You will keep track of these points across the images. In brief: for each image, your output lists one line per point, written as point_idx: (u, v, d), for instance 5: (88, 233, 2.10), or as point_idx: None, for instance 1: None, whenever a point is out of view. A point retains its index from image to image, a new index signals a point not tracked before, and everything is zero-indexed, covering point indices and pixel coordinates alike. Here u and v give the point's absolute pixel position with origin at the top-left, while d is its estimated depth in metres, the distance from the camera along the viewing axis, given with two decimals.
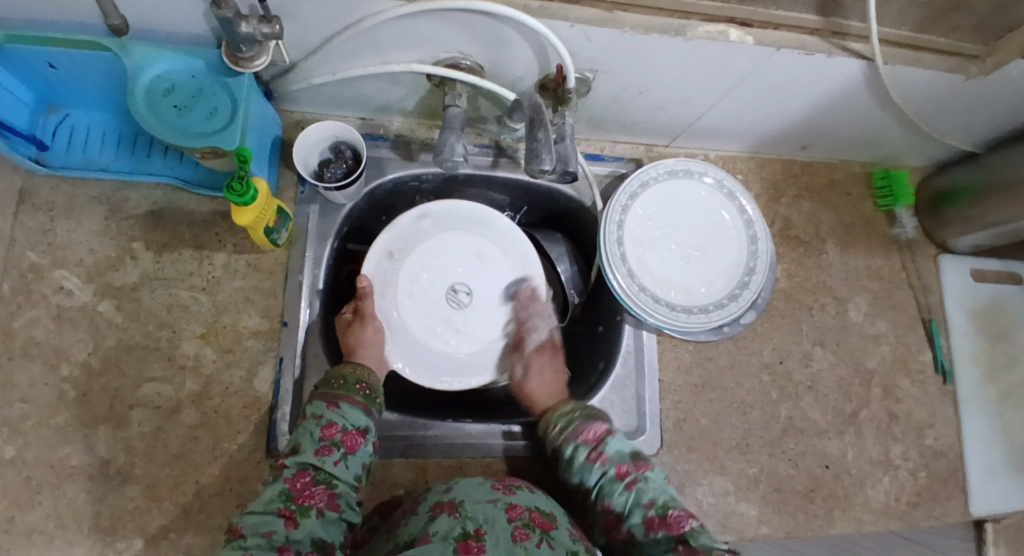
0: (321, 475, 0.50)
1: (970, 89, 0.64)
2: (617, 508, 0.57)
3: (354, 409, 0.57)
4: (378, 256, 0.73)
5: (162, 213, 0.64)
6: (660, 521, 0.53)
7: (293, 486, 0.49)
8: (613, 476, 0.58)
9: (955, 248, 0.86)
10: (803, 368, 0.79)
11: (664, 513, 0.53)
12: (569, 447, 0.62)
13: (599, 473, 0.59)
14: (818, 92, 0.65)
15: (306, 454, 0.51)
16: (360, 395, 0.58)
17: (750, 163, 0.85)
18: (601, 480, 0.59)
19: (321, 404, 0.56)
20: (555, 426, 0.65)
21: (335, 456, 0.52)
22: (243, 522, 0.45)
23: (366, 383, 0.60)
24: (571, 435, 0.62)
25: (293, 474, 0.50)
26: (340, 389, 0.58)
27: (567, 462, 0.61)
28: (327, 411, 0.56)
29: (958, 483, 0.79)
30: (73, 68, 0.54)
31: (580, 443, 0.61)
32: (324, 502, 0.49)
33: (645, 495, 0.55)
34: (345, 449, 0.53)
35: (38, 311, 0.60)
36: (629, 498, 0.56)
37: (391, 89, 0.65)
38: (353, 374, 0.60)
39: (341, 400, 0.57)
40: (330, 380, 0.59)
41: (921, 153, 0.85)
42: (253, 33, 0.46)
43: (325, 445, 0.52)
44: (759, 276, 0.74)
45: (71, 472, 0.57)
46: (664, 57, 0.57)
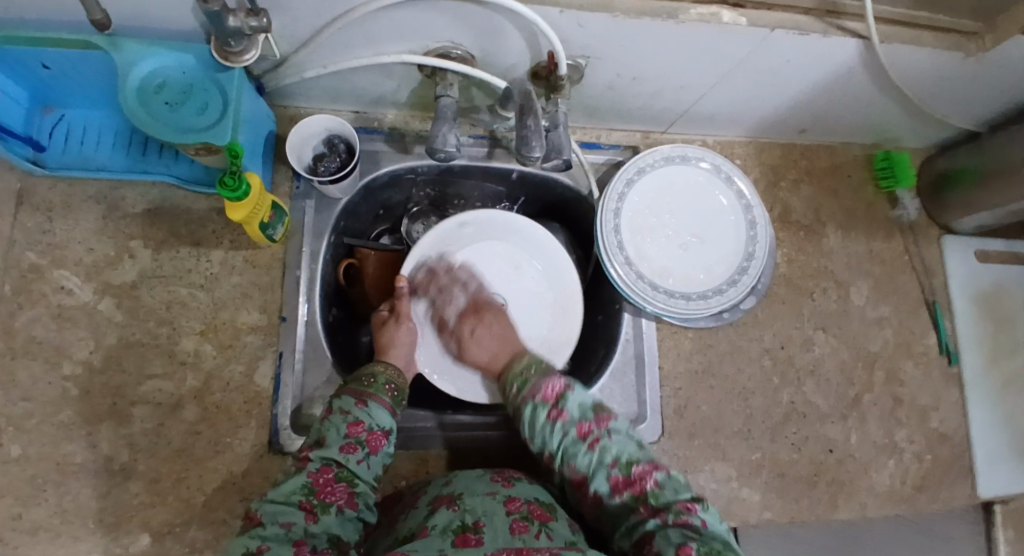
0: (344, 473, 0.49)
1: (969, 68, 0.63)
2: (581, 470, 0.51)
3: (381, 409, 0.55)
4: (416, 257, 0.73)
5: (158, 211, 0.64)
6: (626, 481, 0.49)
7: (317, 480, 0.48)
8: (575, 437, 0.51)
9: (959, 230, 0.85)
10: (805, 354, 0.78)
11: (628, 472, 0.49)
12: (527, 409, 0.55)
13: (561, 434, 0.52)
14: (815, 74, 0.64)
15: (331, 450, 0.50)
16: (387, 395, 0.57)
17: (748, 149, 0.84)
18: (562, 442, 0.52)
19: (349, 399, 0.54)
20: (513, 387, 0.58)
21: (358, 455, 0.51)
22: (262, 510, 0.45)
23: (395, 384, 0.60)
24: (529, 393, 0.55)
25: (317, 468, 0.48)
26: (369, 387, 0.57)
27: (526, 424, 0.54)
28: (355, 408, 0.54)
29: (963, 466, 0.79)
30: (65, 68, 0.54)
31: (539, 402, 0.54)
32: (343, 499, 0.48)
33: (609, 454, 0.50)
34: (368, 449, 0.52)
35: (39, 310, 0.60)
36: (594, 458, 0.50)
37: (384, 81, 0.65)
38: (383, 374, 0.59)
39: (368, 398, 0.55)
40: (360, 377, 0.58)
41: (922, 134, 0.84)
42: (240, 27, 0.46)
43: (350, 441, 0.51)
44: (759, 261, 0.74)
45: (76, 468, 0.57)
46: (657, 42, 0.56)
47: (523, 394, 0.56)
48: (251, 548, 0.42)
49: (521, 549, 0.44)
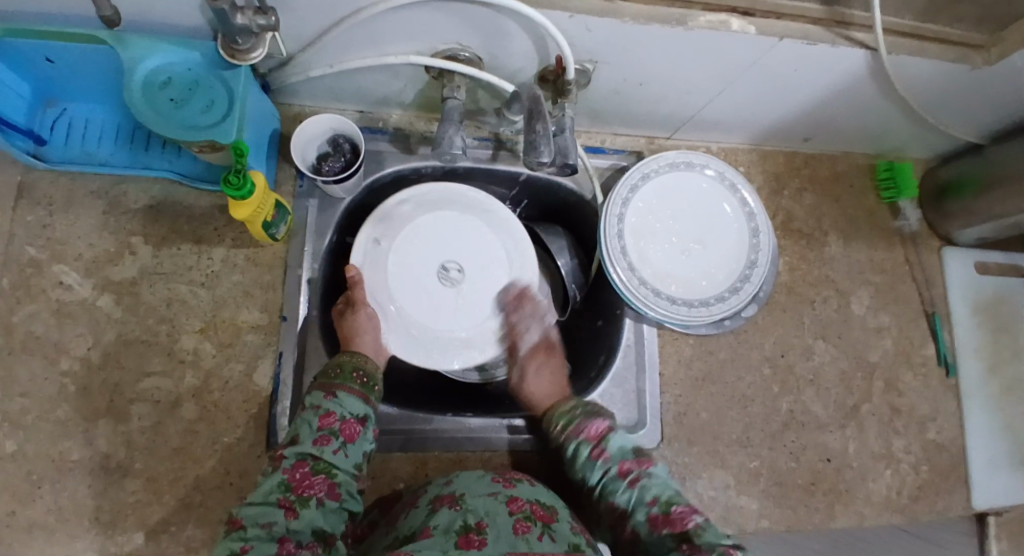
0: (321, 464, 0.49)
1: (975, 81, 0.63)
2: (621, 505, 0.55)
3: (351, 397, 0.56)
4: (365, 244, 0.70)
5: (160, 207, 0.64)
6: (665, 518, 0.51)
7: (293, 476, 0.48)
8: (614, 475, 0.57)
9: (959, 241, 0.86)
10: (805, 362, 0.78)
11: (667, 511, 0.51)
12: (571, 446, 0.61)
13: (602, 471, 0.58)
14: (821, 83, 0.64)
15: (306, 444, 0.50)
16: (356, 384, 0.58)
17: (752, 156, 0.84)
18: (604, 478, 0.57)
19: (319, 394, 0.55)
20: (557, 426, 0.63)
21: (333, 446, 0.51)
22: (243, 513, 0.44)
23: (363, 371, 0.60)
24: (573, 432, 0.61)
25: (292, 464, 0.48)
26: (337, 378, 0.58)
27: (571, 461, 0.61)
28: (324, 401, 0.55)
29: (960, 476, 0.79)
30: (69, 61, 0.54)
31: (582, 440, 0.60)
32: (324, 491, 0.48)
33: (647, 492, 0.53)
34: (343, 438, 0.52)
35: (38, 306, 0.60)
36: (632, 496, 0.54)
37: (390, 82, 0.65)
38: (350, 362, 0.60)
39: (337, 389, 0.56)
40: (327, 369, 0.59)
41: (926, 144, 0.84)
42: (248, 25, 0.46)
43: (324, 434, 0.51)
44: (761, 269, 0.74)
45: (72, 466, 0.57)
46: (665, 48, 0.56)
47: (567, 433, 0.62)
48: (235, 550, 0.41)
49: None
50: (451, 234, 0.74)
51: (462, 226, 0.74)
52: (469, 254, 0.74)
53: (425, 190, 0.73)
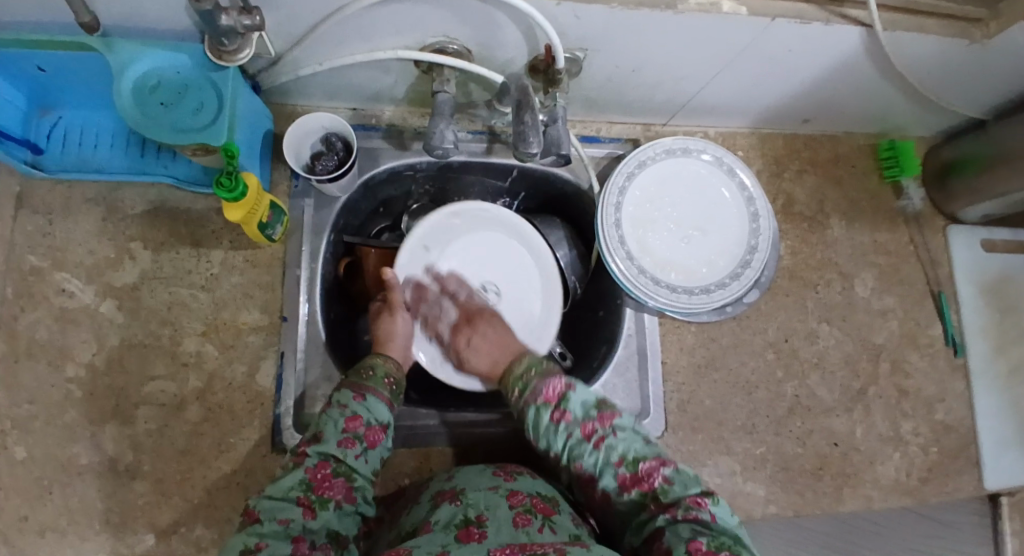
0: (342, 468, 0.49)
1: (976, 55, 0.62)
2: (589, 469, 0.51)
3: (379, 403, 0.55)
4: (413, 248, 0.72)
5: (157, 212, 0.64)
6: (635, 478, 0.49)
7: (315, 476, 0.48)
8: (579, 437, 0.52)
9: (965, 219, 0.84)
10: (809, 346, 0.78)
11: (636, 470, 0.49)
12: (530, 412, 0.54)
13: (565, 435, 0.52)
14: (818, 63, 0.63)
15: (329, 445, 0.50)
16: (386, 390, 0.57)
17: (751, 140, 0.83)
18: (568, 441, 0.52)
19: (348, 394, 0.54)
20: (514, 390, 0.57)
21: (357, 450, 0.51)
22: (261, 506, 0.45)
23: (394, 378, 0.59)
24: (531, 395, 0.55)
25: (314, 464, 0.48)
26: (368, 381, 0.57)
27: (529, 427, 0.54)
28: (353, 402, 0.54)
29: (969, 457, 0.78)
30: (60, 69, 0.54)
31: (540, 404, 0.54)
32: (342, 494, 0.48)
33: (615, 452, 0.50)
34: (366, 444, 0.52)
35: (41, 313, 0.61)
36: (600, 458, 0.51)
37: (380, 78, 0.64)
38: (382, 366, 0.59)
39: (367, 392, 0.55)
40: (359, 370, 0.58)
41: (928, 122, 0.82)
42: (233, 25, 0.46)
43: (348, 437, 0.51)
44: (761, 254, 0.73)
45: (81, 469, 0.58)
46: (655, 33, 0.55)
47: (524, 397, 0.55)
48: (250, 545, 0.42)
49: (525, 544, 0.44)
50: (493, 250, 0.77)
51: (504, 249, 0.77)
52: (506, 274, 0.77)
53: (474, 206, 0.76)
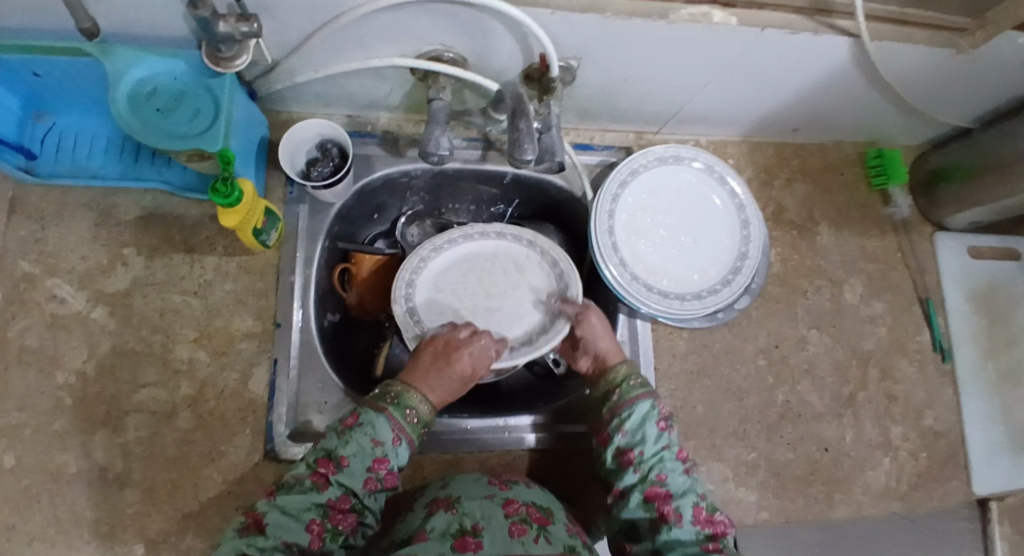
0: (358, 506, 0.49)
1: (960, 65, 0.63)
2: (670, 486, 0.53)
3: (407, 451, 0.53)
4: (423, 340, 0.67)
5: (151, 218, 0.64)
6: (707, 519, 0.51)
7: (332, 506, 0.48)
8: (675, 456, 0.56)
9: (952, 226, 0.86)
10: (800, 353, 0.78)
11: (712, 513, 0.52)
12: (645, 405, 0.58)
13: (665, 444, 0.56)
14: (806, 73, 0.64)
15: (354, 482, 0.49)
16: (418, 437, 0.55)
17: (742, 148, 0.84)
18: (662, 452, 0.56)
19: (387, 430, 0.52)
20: (633, 379, 0.61)
21: (374, 491, 0.50)
22: (269, 516, 0.45)
23: (429, 428, 0.57)
24: (651, 394, 0.60)
25: (336, 497, 0.48)
26: (410, 426, 0.54)
27: (638, 416, 0.57)
28: (389, 442, 0.52)
29: (959, 462, 0.79)
30: (57, 75, 0.54)
31: (656, 407, 0.58)
32: (349, 529, 0.49)
33: (698, 487, 0.54)
34: (384, 486, 0.51)
35: (32, 319, 0.60)
36: (687, 483, 0.54)
37: (376, 85, 0.65)
38: (425, 417, 0.56)
39: (404, 439, 0.53)
40: (404, 406, 0.54)
41: (914, 132, 0.84)
42: (231, 32, 0.46)
43: (370, 477, 0.50)
44: (752, 260, 0.74)
45: (70, 478, 0.57)
46: (648, 43, 0.56)
47: (643, 390, 0.60)
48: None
49: None
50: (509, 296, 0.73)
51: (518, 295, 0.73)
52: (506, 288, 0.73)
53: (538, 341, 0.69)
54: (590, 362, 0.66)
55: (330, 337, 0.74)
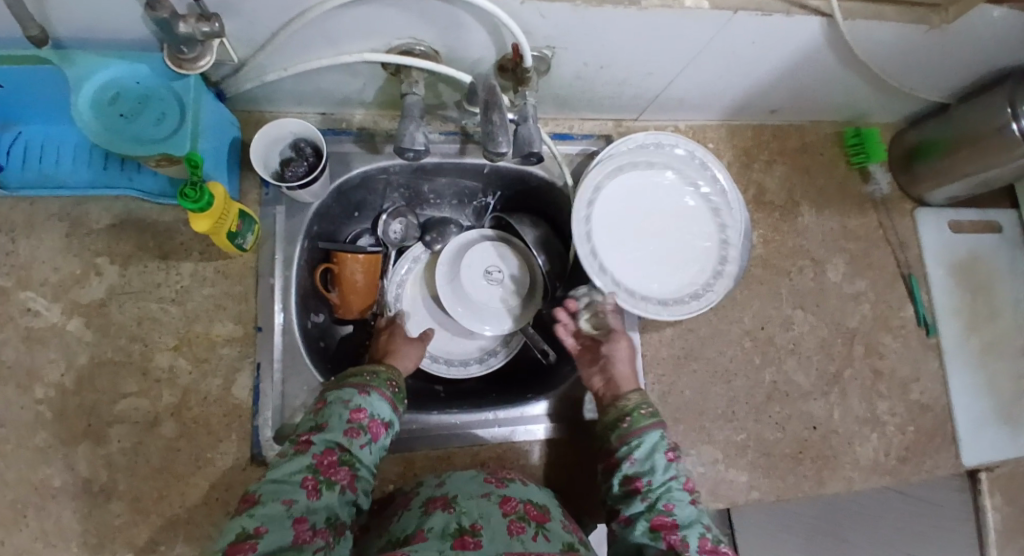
0: (347, 457, 0.53)
1: (934, 41, 0.63)
2: (676, 516, 0.55)
3: (381, 401, 0.59)
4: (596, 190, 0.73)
5: (124, 225, 0.63)
6: (713, 550, 0.53)
7: (321, 462, 0.51)
8: (681, 487, 0.58)
9: (931, 202, 0.86)
10: (785, 333, 0.79)
11: (718, 544, 0.54)
12: (654, 436, 0.61)
13: (672, 474, 0.59)
14: (782, 54, 0.64)
15: (336, 433, 0.53)
16: (388, 390, 0.61)
17: (721, 132, 0.84)
18: (670, 482, 0.58)
19: (351, 390, 0.58)
20: (643, 410, 0.64)
21: (361, 440, 0.54)
22: (261, 490, 0.47)
23: (395, 382, 0.63)
24: (660, 426, 0.63)
25: (320, 451, 0.52)
26: (371, 380, 0.60)
27: (647, 445, 0.61)
28: (357, 397, 0.58)
29: (944, 434, 0.80)
30: (17, 83, 0.52)
31: (664, 439, 0.62)
32: (345, 480, 0.51)
33: (704, 518, 0.56)
34: (369, 435, 0.55)
35: (7, 334, 0.59)
36: (693, 512, 0.56)
37: (348, 82, 0.64)
38: (384, 372, 0.63)
39: (370, 389, 0.59)
40: (360, 373, 0.61)
41: (891, 109, 0.84)
42: (192, 33, 0.45)
43: (353, 426, 0.55)
44: (734, 247, 0.75)
45: (55, 492, 0.56)
46: (620, 30, 0.56)
47: (653, 420, 0.63)
48: (250, 528, 0.43)
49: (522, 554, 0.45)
50: (649, 253, 0.75)
51: (654, 261, 0.75)
52: (671, 252, 0.75)
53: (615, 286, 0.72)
54: (601, 383, 0.68)
55: (315, 338, 0.74)
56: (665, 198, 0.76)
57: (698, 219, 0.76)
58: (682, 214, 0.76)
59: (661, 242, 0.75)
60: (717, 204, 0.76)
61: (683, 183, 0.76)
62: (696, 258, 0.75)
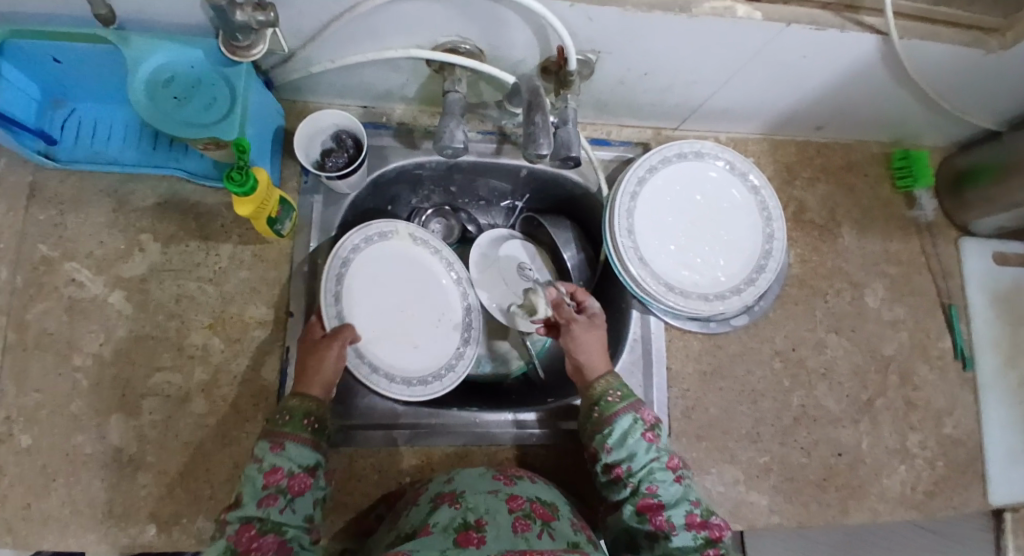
0: (268, 526, 0.48)
1: (992, 65, 0.61)
2: (662, 497, 0.55)
3: (300, 448, 0.52)
4: (666, 153, 0.74)
5: (168, 205, 0.65)
6: (702, 523, 0.54)
7: (238, 541, 0.46)
8: (665, 465, 0.57)
9: (978, 231, 0.83)
10: (817, 356, 0.77)
11: (706, 518, 0.55)
12: (626, 420, 0.58)
13: (653, 456, 0.57)
14: (832, 70, 0.63)
15: (250, 507, 0.48)
16: (307, 431, 0.54)
17: (763, 146, 0.82)
18: (651, 463, 0.57)
19: (264, 446, 0.52)
20: (613, 395, 0.60)
21: (280, 504, 0.49)
22: None
23: (315, 415, 0.55)
24: (632, 407, 0.59)
25: (237, 529, 0.47)
26: (285, 426, 0.53)
27: (619, 434, 0.58)
28: (271, 452, 0.51)
29: (978, 472, 0.77)
30: (76, 62, 0.54)
31: (639, 420, 0.59)
32: (273, 550, 0.47)
33: (691, 493, 0.56)
34: (291, 495, 0.50)
35: (51, 303, 0.61)
36: (678, 491, 0.56)
37: (391, 76, 0.64)
38: (301, 406, 0.54)
39: (285, 440, 0.52)
40: (275, 414, 0.54)
41: (942, 132, 0.82)
42: (248, 21, 0.46)
43: (270, 492, 0.49)
44: (768, 275, 0.72)
45: (86, 459, 0.58)
46: (667, 38, 0.55)
47: (625, 404, 0.59)
48: None
49: (525, 553, 0.44)
50: (672, 241, 0.73)
51: (672, 250, 0.73)
52: (695, 252, 0.73)
53: (632, 244, 0.70)
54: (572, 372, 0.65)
55: None
56: (728, 215, 0.75)
57: (734, 252, 0.74)
58: (725, 245, 0.74)
59: (688, 234, 0.74)
60: (759, 261, 0.73)
61: (745, 211, 0.75)
62: (705, 280, 0.72)
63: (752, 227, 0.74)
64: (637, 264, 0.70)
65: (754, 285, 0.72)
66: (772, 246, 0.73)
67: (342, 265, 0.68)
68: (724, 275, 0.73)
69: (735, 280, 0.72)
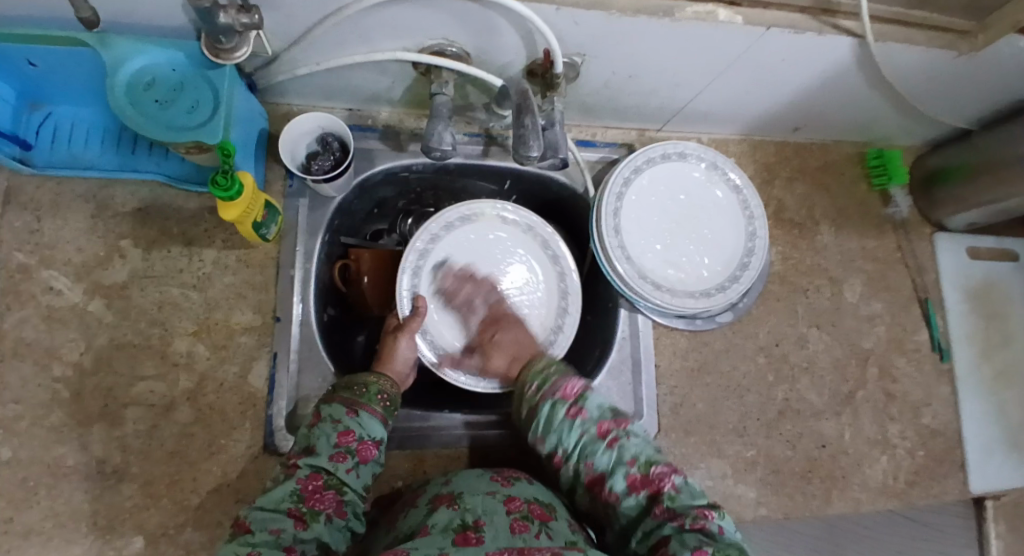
0: (333, 481, 0.47)
1: (962, 67, 0.63)
2: (599, 468, 0.54)
3: (373, 420, 0.52)
4: (653, 154, 0.75)
5: (149, 210, 0.63)
6: (643, 480, 0.52)
7: (305, 488, 0.46)
8: (594, 435, 0.55)
9: (950, 227, 0.86)
10: (799, 351, 0.79)
11: (647, 472, 0.52)
12: (545, 406, 0.57)
13: (581, 431, 0.55)
14: (811, 70, 0.64)
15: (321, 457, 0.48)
16: (379, 406, 0.54)
17: (743, 147, 0.84)
18: (580, 439, 0.55)
19: (340, 408, 0.52)
20: (531, 386, 0.60)
21: (347, 465, 0.49)
22: (251, 517, 0.43)
23: (388, 394, 0.56)
24: (547, 392, 0.58)
25: (306, 475, 0.47)
26: (362, 396, 0.53)
27: (544, 420, 0.57)
28: (346, 417, 0.51)
29: (955, 461, 0.79)
30: (53, 65, 0.53)
31: (558, 400, 0.57)
32: (332, 507, 0.46)
33: (628, 452, 0.53)
34: (357, 459, 0.50)
35: (28, 311, 0.59)
36: (612, 456, 0.54)
37: (377, 79, 0.64)
38: (376, 383, 0.56)
39: (359, 408, 0.52)
40: (352, 385, 0.55)
41: (914, 132, 0.84)
42: (231, 23, 0.45)
43: (340, 451, 0.49)
44: (752, 272, 0.73)
45: (67, 472, 0.57)
46: (651, 41, 0.56)
47: (540, 393, 0.58)
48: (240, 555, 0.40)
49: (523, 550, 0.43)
50: (659, 243, 0.74)
51: (660, 250, 0.74)
52: (683, 253, 0.74)
53: (620, 246, 0.71)
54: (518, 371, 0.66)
55: (332, 330, 0.74)
56: (712, 215, 0.76)
57: (718, 251, 0.75)
58: (709, 244, 0.75)
59: (675, 234, 0.75)
60: (742, 259, 0.74)
61: (729, 209, 0.76)
62: (692, 280, 0.73)
63: (735, 227, 0.75)
64: (625, 264, 0.70)
65: (738, 282, 0.73)
66: (755, 244, 0.74)
67: (417, 258, 0.71)
68: (710, 275, 0.74)
69: (720, 279, 0.74)
